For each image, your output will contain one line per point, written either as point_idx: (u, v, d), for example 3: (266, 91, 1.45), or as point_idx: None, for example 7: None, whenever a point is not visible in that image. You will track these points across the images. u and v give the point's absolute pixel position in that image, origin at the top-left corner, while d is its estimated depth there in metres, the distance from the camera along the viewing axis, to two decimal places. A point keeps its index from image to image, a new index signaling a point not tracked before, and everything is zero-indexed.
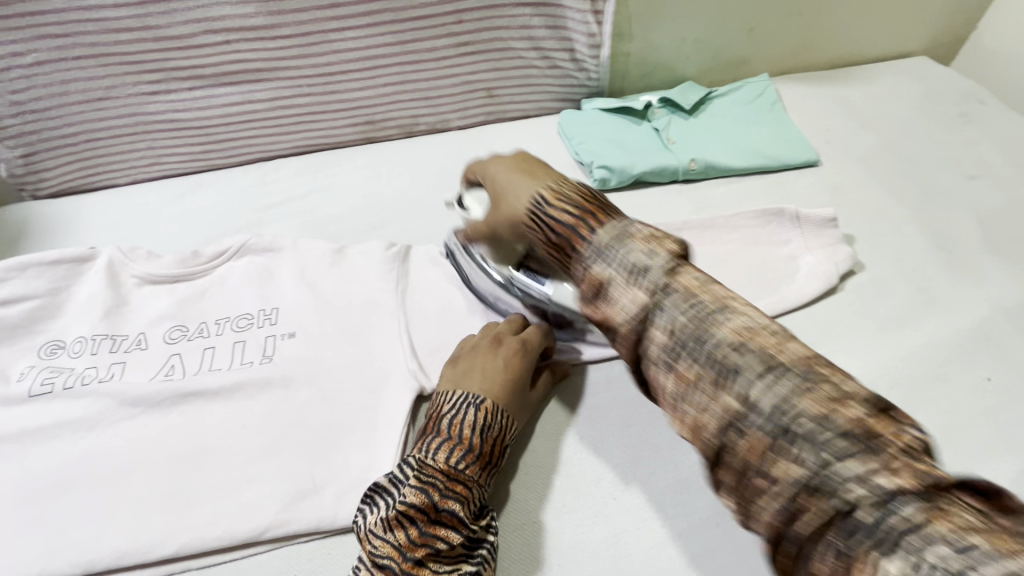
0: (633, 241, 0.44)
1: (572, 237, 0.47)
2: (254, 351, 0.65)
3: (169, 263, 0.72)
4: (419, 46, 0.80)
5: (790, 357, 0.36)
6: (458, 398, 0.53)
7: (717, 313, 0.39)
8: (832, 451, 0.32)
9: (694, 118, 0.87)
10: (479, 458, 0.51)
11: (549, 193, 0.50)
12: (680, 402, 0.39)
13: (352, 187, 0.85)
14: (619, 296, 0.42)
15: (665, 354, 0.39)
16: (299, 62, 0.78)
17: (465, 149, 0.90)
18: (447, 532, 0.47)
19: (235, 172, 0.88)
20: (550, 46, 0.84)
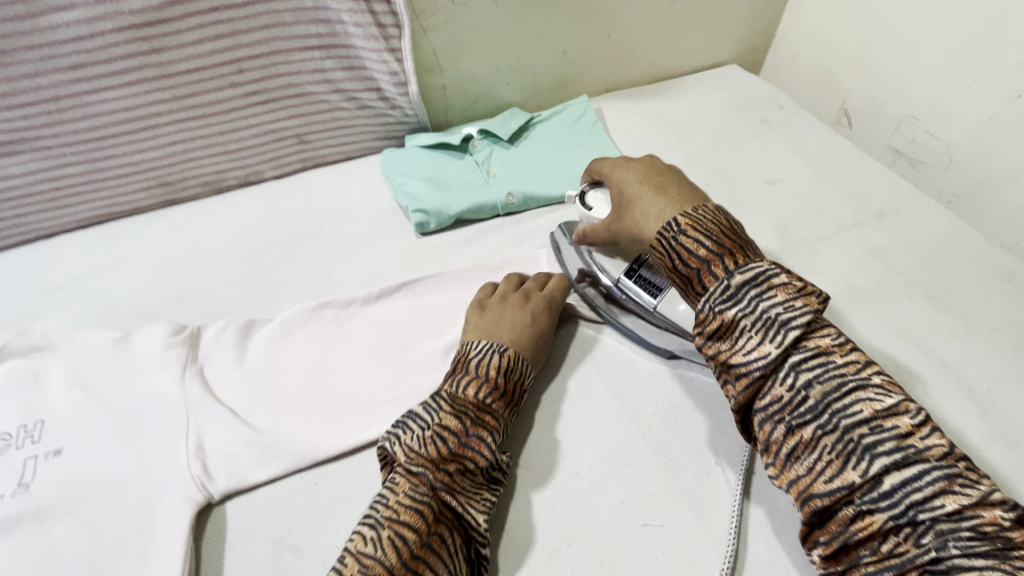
0: (769, 292, 0.47)
1: (704, 271, 0.50)
2: (9, 481, 0.55)
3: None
4: (200, 100, 0.73)
5: (902, 419, 0.42)
6: (482, 345, 0.58)
7: (856, 383, 0.44)
8: (913, 479, 0.40)
9: (514, 147, 0.86)
10: (501, 395, 0.55)
11: (685, 219, 0.52)
12: (780, 435, 0.45)
13: (147, 259, 0.76)
14: (749, 342, 0.46)
15: (788, 410, 0.45)
16: (55, 130, 0.69)
17: (280, 201, 0.83)
18: (478, 447, 0.50)
19: (4, 257, 0.76)
20: (353, 87, 0.80)
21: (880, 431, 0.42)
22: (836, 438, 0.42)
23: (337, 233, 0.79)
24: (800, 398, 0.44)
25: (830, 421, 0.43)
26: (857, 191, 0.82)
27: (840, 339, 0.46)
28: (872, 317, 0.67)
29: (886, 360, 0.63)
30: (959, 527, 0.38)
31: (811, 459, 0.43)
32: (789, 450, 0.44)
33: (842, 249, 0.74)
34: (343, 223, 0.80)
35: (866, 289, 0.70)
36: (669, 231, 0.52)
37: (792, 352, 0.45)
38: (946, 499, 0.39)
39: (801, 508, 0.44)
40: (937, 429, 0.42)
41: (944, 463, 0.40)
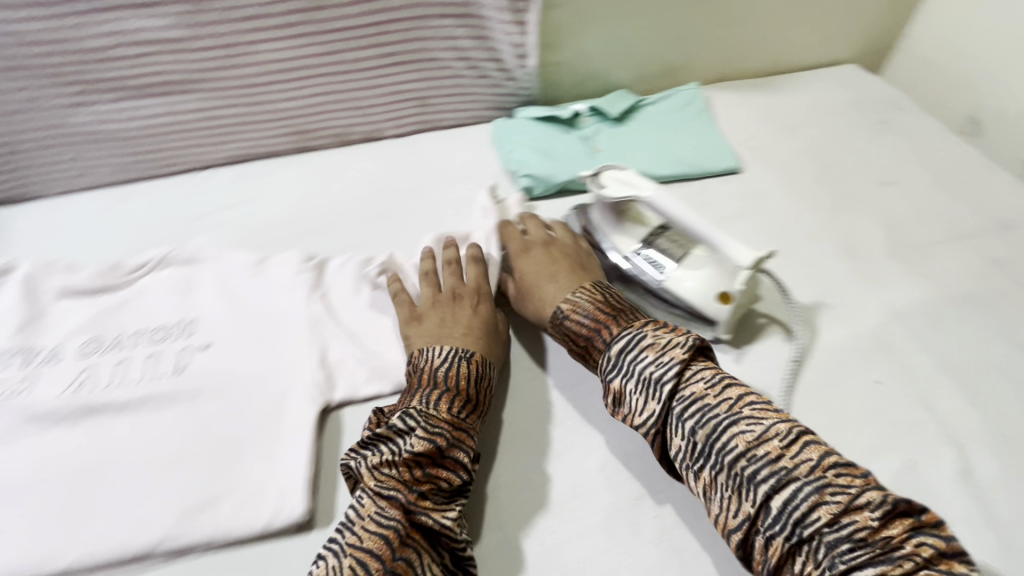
0: (644, 352, 0.54)
1: (590, 344, 0.59)
2: (168, 364, 0.65)
3: (88, 276, 0.73)
4: (344, 57, 0.80)
5: (770, 444, 0.46)
6: (449, 352, 0.59)
7: (728, 420, 0.48)
8: (793, 498, 0.44)
9: (621, 126, 0.89)
10: (469, 406, 0.56)
11: (567, 305, 0.61)
12: (695, 481, 0.49)
13: (280, 196, 0.85)
14: (639, 403, 0.52)
15: (688, 457, 0.49)
16: (224, 74, 0.79)
17: (396, 157, 0.90)
18: (450, 470, 0.52)
19: (165, 182, 0.88)
20: (478, 56, 0.84)
21: (756, 460, 0.46)
22: (726, 478, 0.47)
23: (448, 191, 0.85)
24: (692, 445, 0.49)
25: (717, 460, 0.47)
26: (982, 200, 0.78)
27: (715, 380, 0.51)
28: (987, 326, 0.65)
29: (999, 370, 0.61)
30: (843, 543, 0.42)
31: (719, 499, 0.47)
32: (702, 491, 0.49)
33: (959, 256, 0.71)
34: (453, 183, 0.86)
35: (983, 298, 0.67)
36: (558, 319, 0.61)
37: (673, 405, 0.51)
38: (823, 512, 0.43)
39: (728, 546, 0.47)
40: (803, 446, 0.46)
41: (814, 478, 0.44)
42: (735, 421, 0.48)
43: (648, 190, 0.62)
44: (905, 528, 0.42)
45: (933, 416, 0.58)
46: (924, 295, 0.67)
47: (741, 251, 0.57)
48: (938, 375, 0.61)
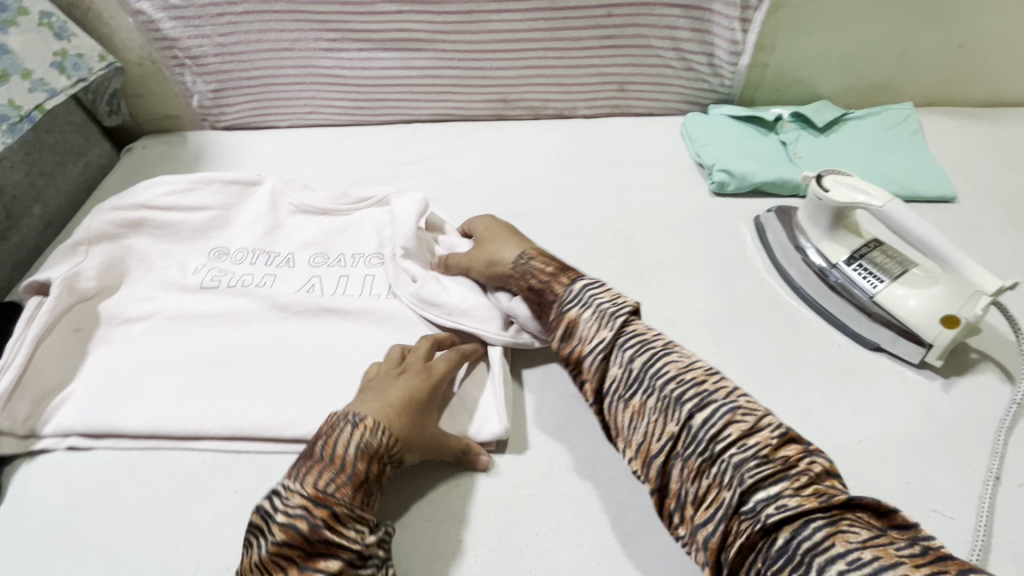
0: (602, 293, 0.56)
1: (551, 285, 0.60)
2: (382, 286, 0.73)
3: (322, 197, 0.81)
4: (565, 35, 0.85)
5: (699, 373, 0.49)
6: (344, 417, 0.53)
7: (663, 351, 0.51)
8: (709, 417, 0.45)
9: (825, 136, 0.86)
10: (351, 480, 0.49)
11: (534, 251, 0.65)
12: (623, 411, 0.50)
13: (476, 157, 0.93)
14: (590, 330, 0.54)
15: (621, 385, 0.51)
16: (455, 38, 0.86)
17: (585, 136, 0.94)
18: (327, 557, 0.46)
19: (378, 130, 0.98)
20: (691, 49, 0.86)
21: (684, 384, 0.48)
22: (654, 400, 0.48)
23: (634, 174, 0.88)
24: (628, 371, 0.51)
25: (648, 384, 0.49)
26: None
27: (649, 325, 0.55)
28: None
29: None
30: (752, 460, 0.42)
31: (645, 425, 0.48)
32: (629, 421, 0.50)
33: None
34: (640, 167, 0.89)
35: None
36: (522, 257, 0.64)
37: (618, 338, 0.53)
38: (732, 429, 0.44)
39: (646, 474, 0.47)
40: (722, 376, 0.49)
41: (730, 402, 0.46)
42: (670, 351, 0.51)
43: (880, 197, 0.60)
44: (801, 450, 0.43)
45: None
46: None
47: (984, 275, 0.55)
48: None
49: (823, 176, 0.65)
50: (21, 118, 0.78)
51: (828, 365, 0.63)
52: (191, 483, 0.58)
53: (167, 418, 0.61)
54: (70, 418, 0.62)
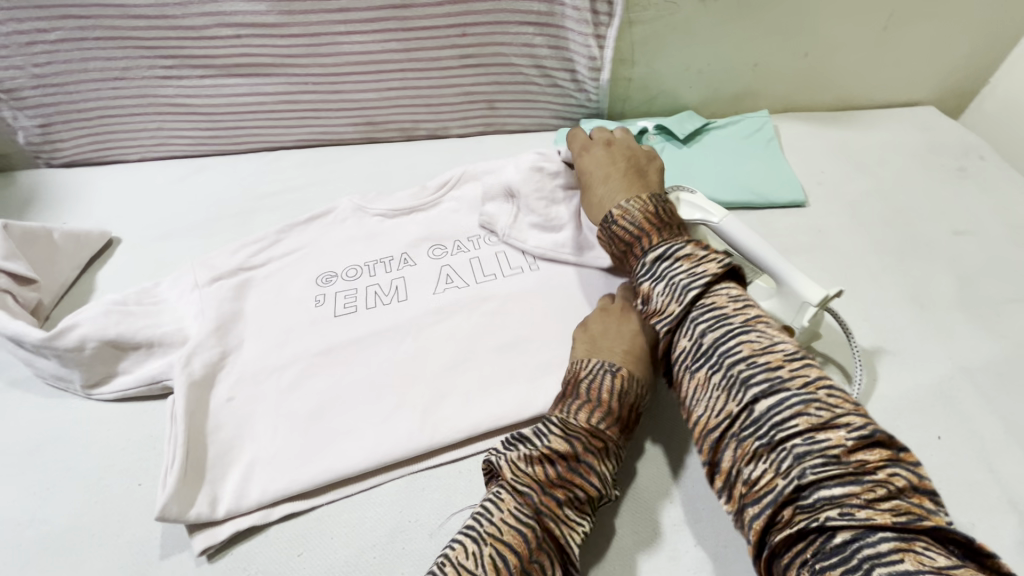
0: (677, 262, 0.53)
1: (636, 250, 0.58)
2: (488, 266, 0.74)
3: (402, 198, 0.81)
4: (424, 54, 0.82)
5: (776, 355, 0.45)
6: (596, 365, 0.55)
7: (740, 329, 0.47)
8: (776, 405, 0.42)
9: (688, 148, 0.88)
10: (617, 422, 0.52)
11: (618, 210, 0.60)
12: (687, 383, 0.49)
13: (345, 183, 0.88)
14: (661, 301, 0.52)
15: (689, 357, 0.49)
16: (308, 61, 0.81)
17: (459, 156, 0.92)
18: (585, 478, 0.49)
19: (240, 159, 0.92)
20: (552, 65, 0.85)
21: (755, 365, 0.44)
22: (719, 375, 0.46)
23: None
24: (696, 344, 0.48)
25: (715, 360, 0.47)
26: None
27: (731, 294, 0.50)
28: None
29: None
30: (816, 456, 0.39)
31: (705, 399, 0.46)
32: (692, 392, 0.48)
33: None
34: None
35: None
36: (606, 219, 0.60)
37: (693, 308, 0.50)
38: (802, 420, 0.41)
39: (700, 446, 0.46)
40: (806, 363, 0.44)
41: (806, 391, 0.42)
42: (749, 327, 0.47)
43: (717, 215, 0.62)
44: (884, 457, 0.39)
45: (994, 479, 0.56)
46: (992, 352, 0.65)
47: (811, 287, 0.57)
48: (1001, 436, 0.58)
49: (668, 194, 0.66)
50: None
51: None
52: None
53: None
54: (234, 481, 0.55)
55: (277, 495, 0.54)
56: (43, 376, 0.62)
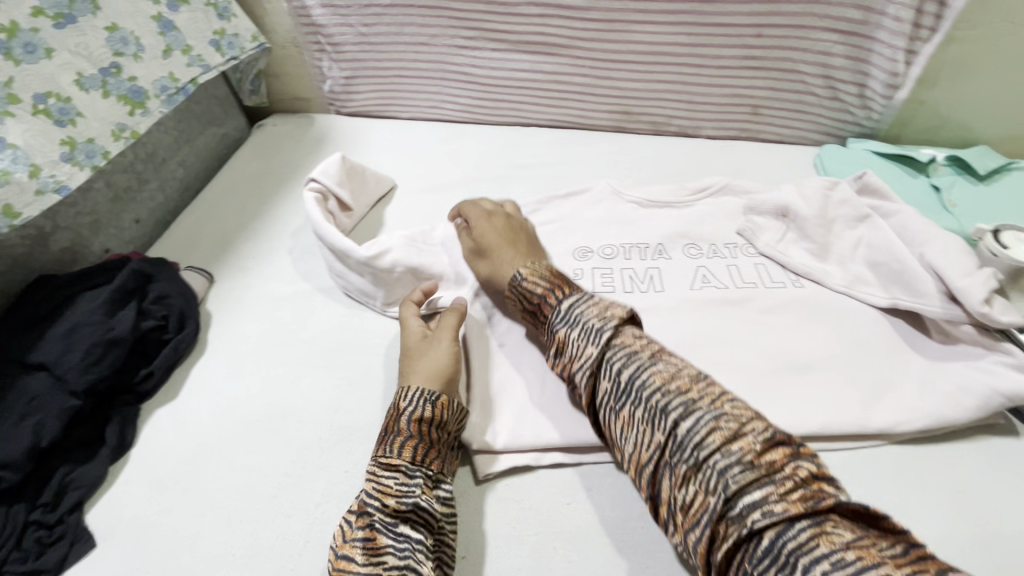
0: (591, 308, 0.53)
1: (542, 304, 0.57)
2: (751, 274, 0.71)
3: (661, 191, 0.82)
4: (707, 52, 0.82)
5: (685, 381, 0.44)
6: (412, 393, 0.54)
7: (650, 362, 0.47)
8: (690, 425, 0.41)
9: (987, 185, 0.78)
10: (401, 438, 0.52)
11: (526, 269, 0.61)
12: (615, 422, 0.47)
13: (592, 166, 0.91)
14: (579, 348, 0.51)
15: (611, 398, 0.48)
16: (591, 45, 0.85)
17: (707, 156, 0.90)
18: (366, 512, 0.47)
19: (495, 129, 0.99)
20: (842, 77, 0.81)
21: (667, 394, 0.44)
22: (642, 411, 0.45)
23: None
24: (616, 386, 0.47)
25: (636, 398, 0.46)
26: None
27: (641, 334, 0.50)
28: None
29: None
30: (728, 463, 0.38)
31: (637, 438, 0.45)
32: (623, 432, 0.47)
33: None
34: None
35: None
36: (515, 280, 0.60)
37: (607, 348, 0.49)
38: (716, 436, 0.40)
39: (643, 486, 0.44)
40: (708, 383, 0.44)
41: (712, 407, 0.42)
42: (658, 361, 0.46)
43: None
44: (787, 453, 0.38)
45: None
46: None
47: None
48: None
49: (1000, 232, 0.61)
50: (178, 91, 0.79)
51: (986, 442, 0.57)
52: (304, 456, 0.59)
53: (290, 389, 0.65)
54: (508, 418, 0.60)
55: (548, 442, 0.57)
56: (351, 289, 0.73)
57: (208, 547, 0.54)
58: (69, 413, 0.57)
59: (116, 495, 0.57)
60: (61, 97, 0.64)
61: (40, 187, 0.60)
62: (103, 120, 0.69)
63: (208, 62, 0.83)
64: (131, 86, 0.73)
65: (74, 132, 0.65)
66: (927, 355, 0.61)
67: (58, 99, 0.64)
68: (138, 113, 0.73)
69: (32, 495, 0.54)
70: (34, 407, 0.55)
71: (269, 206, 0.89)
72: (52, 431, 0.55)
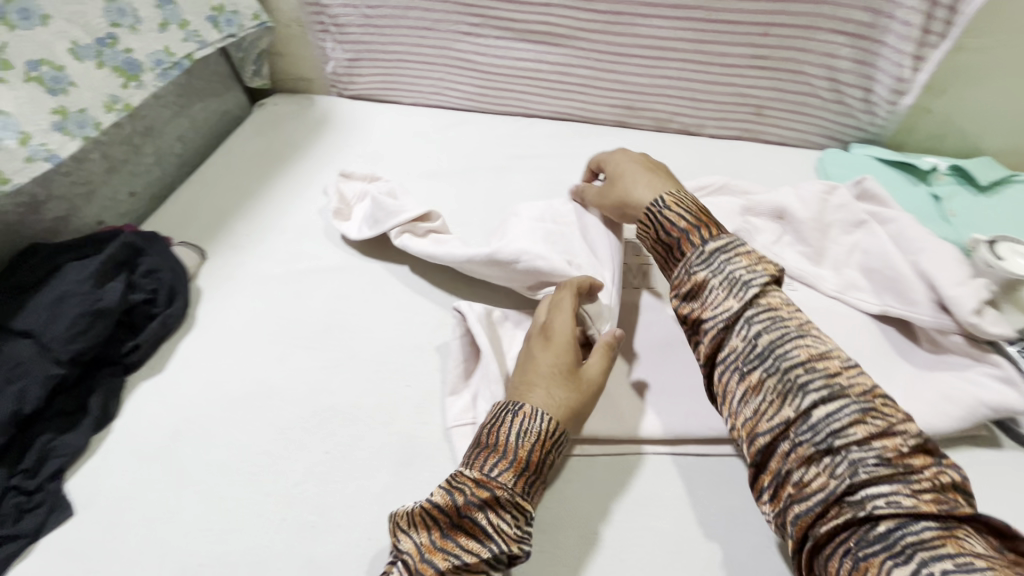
0: (735, 257, 0.51)
1: (683, 240, 0.55)
2: None
3: None
4: (714, 48, 0.81)
5: (832, 361, 0.45)
6: (533, 412, 0.52)
7: (797, 334, 0.46)
8: (835, 411, 0.42)
9: (987, 197, 0.78)
10: (514, 467, 0.49)
11: (670, 196, 0.58)
12: (735, 383, 0.47)
13: (593, 160, 0.90)
14: (716, 298, 0.50)
15: (741, 358, 0.47)
16: (597, 37, 0.84)
17: (708, 154, 0.89)
18: (471, 537, 0.46)
19: (496, 119, 0.98)
20: (847, 80, 0.80)
21: (812, 369, 0.44)
22: (776, 379, 0.45)
23: None
24: (750, 347, 0.47)
25: (776, 364, 0.45)
26: None
27: (784, 300, 0.50)
28: None
29: None
30: (864, 452, 0.40)
31: (758, 402, 0.45)
32: (739, 392, 0.47)
33: None
34: None
35: None
36: (656, 205, 0.58)
37: (751, 308, 0.48)
38: (860, 429, 0.41)
39: (747, 449, 0.45)
40: (860, 371, 0.45)
41: (863, 398, 0.42)
42: (804, 333, 0.46)
43: None
44: (929, 460, 0.41)
45: None
46: None
47: None
48: None
49: (996, 243, 0.60)
50: (173, 65, 0.78)
51: (968, 453, 0.57)
52: (287, 435, 0.59)
53: (276, 367, 0.65)
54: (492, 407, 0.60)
55: None
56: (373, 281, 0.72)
57: (187, 520, 0.54)
58: (52, 381, 0.57)
59: (97, 465, 0.58)
60: (53, 65, 0.64)
61: (28, 155, 0.61)
62: (96, 90, 0.68)
63: (203, 39, 0.82)
64: (126, 58, 0.72)
65: (65, 102, 0.65)
66: (915, 363, 0.61)
67: (52, 67, 0.64)
68: (132, 86, 0.73)
69: (12, 461, 0.54)
70: (18, 373, 0.55)
71: (266, 186, 0.88)
72: (35, 398, 0.55)
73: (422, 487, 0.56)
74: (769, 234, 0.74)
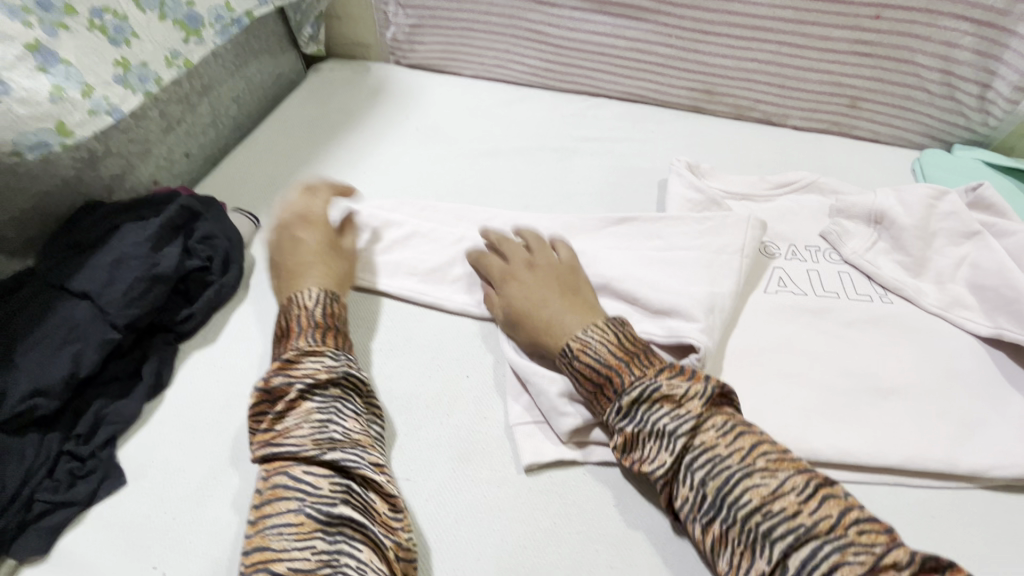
0: (655, 403, 0.47)
1: (602, 390, 0.50)
2: (833, 283, 0.65)
3: (741, 182, 0.75)
4: (813, 31, 0.74)
5: (789, 499, 0.41)
6: (655, 381, 0.48)
7: (741, 472, 0.43)
8: (810, 558, 0.38)
9: None
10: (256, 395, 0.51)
11: (577, 342, 0.51)
12: (701, 535, 0.44)
13: (665, 147, 0.84)
14: (650, 452, 0.46)
15: (696, 508, 0.44)
16: (682, 12, 0.77)
17: (792, 148, 0.82)
18: (276, 499, 0.44)
19: (562, 97, 0.92)
20: (962, 74, 0.72)
21: (771, 516, 0.40)
22: (739, 533, 0.41)
23: None
24: (701, 497, 0.44)
25: (728, 513, 0.42)
26: None
27: (722, 425, 0.46)
28: None
29: None
30: None
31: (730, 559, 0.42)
32: (710, 548, 0.43)
33: None
34: None
35: None
36: (566, 356, 0.51)
37: (686, 453, 0.45)
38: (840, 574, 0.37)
39: None
40: (819, 501, 0.40)
41: (835, 535, 0.39)
42: (748, 471, 0.42)
43: None
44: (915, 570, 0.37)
45: None
46: None
47: None
48: None
49: None
50: (232, 22, 0.75)
51: None
52: None
53: None
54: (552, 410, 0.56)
55: (598, 438, 0.54)
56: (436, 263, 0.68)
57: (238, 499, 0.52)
58: (107, 346, 0.55)
59: (146, 436, 0.56)
60: (116, 13, 0.61)
61: (93, 107, 0.57)
62: (157, 43, 0.65)
63: None
64: (188, 11, 0.68)
65: (128, 53, 0.62)
66: None
67: (114, 16, 0.60)
68: (192, 41, 0.70)
69: (66, 426, 0.53)
70: (74, 336, 0.54)
71: (318, 154, 0.85)
72: (90, 362, 0.54)
73: (481, 484, 0.53)
74: (862, 239, 0.67)
